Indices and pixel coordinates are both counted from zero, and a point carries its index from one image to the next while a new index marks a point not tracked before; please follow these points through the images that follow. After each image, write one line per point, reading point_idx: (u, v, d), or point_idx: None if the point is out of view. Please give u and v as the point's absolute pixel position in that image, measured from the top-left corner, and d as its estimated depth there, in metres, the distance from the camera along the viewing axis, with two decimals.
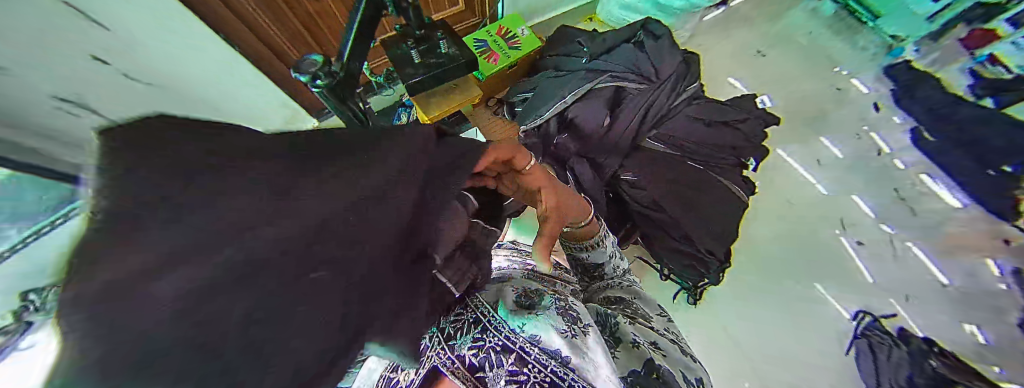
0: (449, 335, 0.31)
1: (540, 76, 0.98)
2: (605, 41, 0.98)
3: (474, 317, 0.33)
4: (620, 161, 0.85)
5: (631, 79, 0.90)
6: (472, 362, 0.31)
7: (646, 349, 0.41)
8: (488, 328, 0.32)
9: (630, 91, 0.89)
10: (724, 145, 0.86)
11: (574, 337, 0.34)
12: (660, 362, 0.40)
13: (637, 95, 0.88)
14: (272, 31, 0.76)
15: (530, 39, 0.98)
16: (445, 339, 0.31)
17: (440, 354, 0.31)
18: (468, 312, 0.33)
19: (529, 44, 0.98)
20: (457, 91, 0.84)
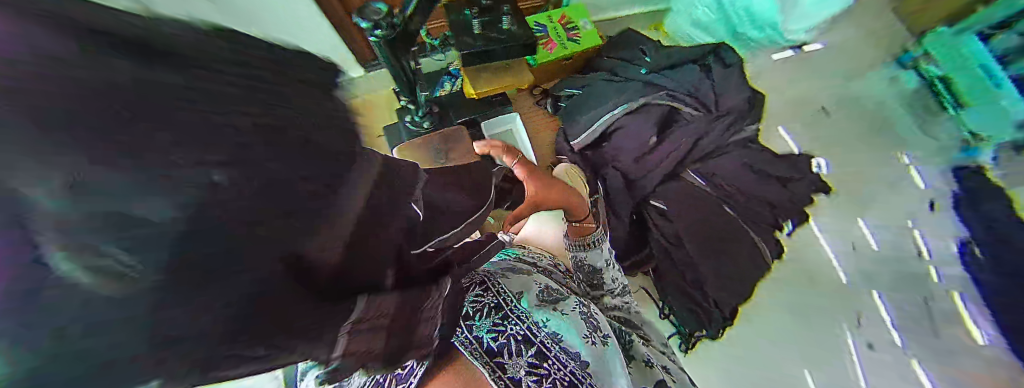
0: (469, 311, 0.30)
1: (595, 76, 0.91)
2: (671, 54, 0.89)
3: (489, 299, 0.32)
4: (658, 186, 0.81)
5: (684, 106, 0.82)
6: (495, 347, 0.29)
7: (655, 369, 0.45)
8: (507, 314, 0.32)
9: (687, 113, 0.82)
10: (785, 196, 0.71)
11: (599, 345, 0.35)
12: (666, 380, 0.45)
13: (694, 120, 0.81)
14: None
15: (591, 34, 0.92)
16: (464, 319, 0.29)
17: (460, 333, 0.28)
18: (484, 293, 0.32)
19: (587, 41, 0.92)
20: (508, 73, 0.81)
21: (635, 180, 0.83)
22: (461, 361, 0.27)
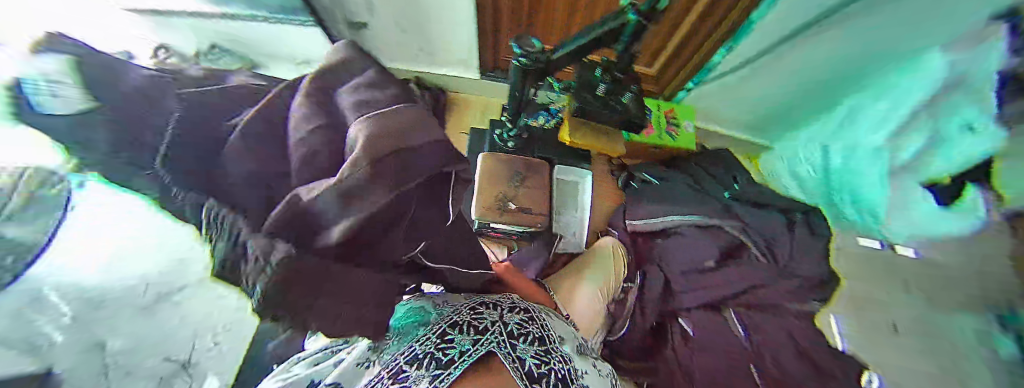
0: (517, 332, 0.42)
1: (681, 175, 0.86)
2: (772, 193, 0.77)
3: (534, 331, 0.44)
4: (698, 312, 0.72)
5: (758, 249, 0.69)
6: (527, 364, 0.37)
7: None
8: (548, 348, 0.42)
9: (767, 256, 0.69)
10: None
11: None
12: None
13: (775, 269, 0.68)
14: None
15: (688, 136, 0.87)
16: (510, 335, 0.41)
17: (506, 343, 0.39)
18: (530, 326, 0.45)
19: (683, 140, 0.87)
20: (604, 137, 0.83)
21: (674, 291, 0.76)
22: (498, 360, 0.37)
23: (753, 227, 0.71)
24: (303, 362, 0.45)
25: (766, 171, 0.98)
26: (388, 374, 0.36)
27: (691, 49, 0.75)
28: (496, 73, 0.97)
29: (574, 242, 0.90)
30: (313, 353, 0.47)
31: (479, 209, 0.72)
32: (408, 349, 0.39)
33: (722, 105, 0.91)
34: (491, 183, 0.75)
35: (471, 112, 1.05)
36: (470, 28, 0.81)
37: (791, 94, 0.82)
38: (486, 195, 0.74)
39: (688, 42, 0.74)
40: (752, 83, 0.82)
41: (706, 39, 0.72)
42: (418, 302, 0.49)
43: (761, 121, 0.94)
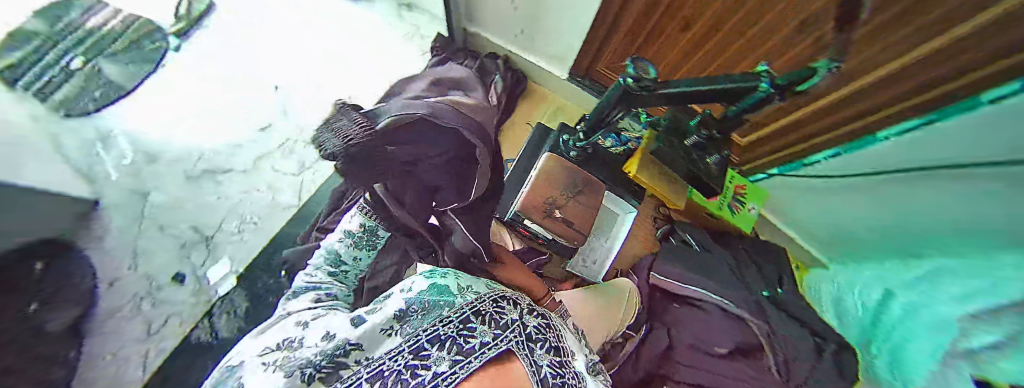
0: (535, 336, 0.39)
1: (721, 254, 0.82)
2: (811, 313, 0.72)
3: (550, 339, 0.40)
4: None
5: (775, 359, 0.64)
6: (544, 373, 0.34)
7: None
8: (563, 361, 0.38)
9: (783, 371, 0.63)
10: None
11: None
12: None
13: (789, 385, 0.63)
14: (642, 21, 0.67)
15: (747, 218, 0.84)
16: (528, 338, 0.38)
17: (524, 345, 0.36)
18: (546, 333, 0.41)
19: (742, 219, 0.84)
20: (670, 186, 0.80)
21: (670, 359, 0.74)
22: (517, 364, 0.34)
23: (777, 338, 0.66)
24: (341, 247, 0.54)
25: (810, 285, 0.92)
26: (409, 348, 0.33)
27: (795, 137, 0.68)
28: (580, 79, 0.93)
29: (593, 270, 0.89)
30: (336, 253, 0.54)
31: (525, 203, 0.72)
32: (429, 327, 0.36)
33: (795, 204, 0.84)
34: (548, 185, 0.74)
35: (544, 106, 1.03)
36: (580, 38, 0.79)
37: (863, 227, 0.72)
38: (536, 194, 0.74)
39: (797, 129, 0.66)
40: (834, 198, 0.73)
41: (818, 134, 0.63)
42: (440, 282, 0.45)
43: (823, 239, 0.84)
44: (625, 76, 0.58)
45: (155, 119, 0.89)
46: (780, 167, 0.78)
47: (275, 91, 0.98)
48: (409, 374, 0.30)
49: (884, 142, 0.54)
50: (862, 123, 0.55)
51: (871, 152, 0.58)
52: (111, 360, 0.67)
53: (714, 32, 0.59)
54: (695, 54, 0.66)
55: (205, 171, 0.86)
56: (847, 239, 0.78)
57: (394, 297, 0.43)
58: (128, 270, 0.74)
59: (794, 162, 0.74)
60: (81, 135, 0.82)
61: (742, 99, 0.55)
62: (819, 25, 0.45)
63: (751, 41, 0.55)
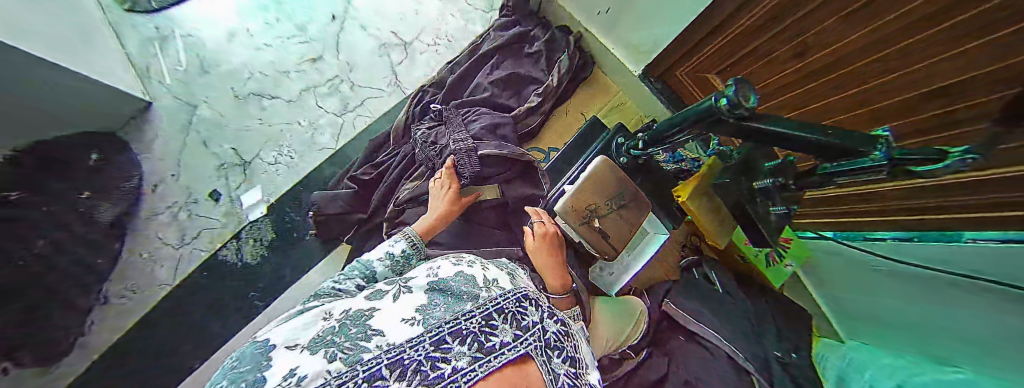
0: (553, 343, 0.37)
1: (745, 301, 0.78)
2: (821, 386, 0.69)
3: (567, 348, 0.39)
4: None
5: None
6: (561, 382, 0.34)
7: None
8: (578, 375, 0.37)
9: None
10: None
11: None
12: None
13: None
14: (734, 42, 0.58)
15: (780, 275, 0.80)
16: (546, 344, 0.36)
17: (542, 351, 0.35)
18: (564, 341, 0.39)
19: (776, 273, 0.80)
20: (715, 222, 0.75)
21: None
22: (534, 369, 0.33)
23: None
24: (377, 269, 0.49)
25: (819, 358, 0.76)
26: (430, 339, 0.31)
27: (869, 204, 0.55)
28: (654, 80, 0.81)
29: (608, 280, 0.88)
30: (368, 269, 0.49)
31: (566, 206, 0.72)
32: (452, 319, 0.34)
33: (837, 269, 0.71)
34: (592, 190, 0.73)
35: (604, 99, 0.95)
36: (676, 32, 0.67)
37: (911, 314, 0.57)
38: (580, 197, 0.73)
39: (879, 199, 0.53)
40: (888, 279, 0.60)
41: (899, 211, 0.51)
42: (466, 272, 0.43)
43: (855, 313, 0.70)
44: (722, 96, 0.47)
45: (213, 27, 0.87)
46: (834, 231, 0.67)
47: (330, 20, 0.92)
48: (429, 366, 0.28)
49: (962, 246, 0.44)
50: (942, 218, 0.45)
51: (949, 251, 0.46)
52: (149, 257, 0.71)
53: (833, 69, 0.45)
54: (793, 87, 0.54)
55: (250, 93, 0.84)
56: (875, 318, 0.65)
57: (422, 281, 0.41)
58: (171, 178, 0.76)
59: (852, 232, 0.62)
60: (140, 31, 0.83)
61: (841, 161, 0.45)
62: (952, 103, 0.34)
63: (857, 95, 0.44)
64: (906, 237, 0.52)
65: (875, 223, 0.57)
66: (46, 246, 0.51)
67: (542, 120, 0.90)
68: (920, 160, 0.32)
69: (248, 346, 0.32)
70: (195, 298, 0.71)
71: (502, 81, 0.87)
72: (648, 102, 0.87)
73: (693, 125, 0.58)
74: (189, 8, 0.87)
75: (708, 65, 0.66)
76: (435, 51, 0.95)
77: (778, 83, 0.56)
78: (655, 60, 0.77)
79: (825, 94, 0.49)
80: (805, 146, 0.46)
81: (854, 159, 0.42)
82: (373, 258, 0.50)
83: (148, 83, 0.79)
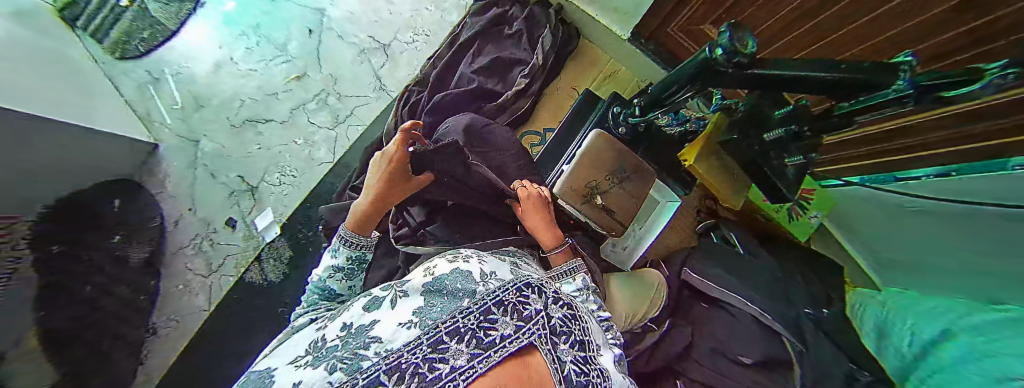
0: (559, 330, 0.36)
1: (768, 261, 0.74)
2: None
3: (574, 332, 0.37)
4: None
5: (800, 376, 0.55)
6: (567, 370, 0.30)
7: None
8: (587, 357, 0.35)
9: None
10: None
11: None
12: None
13: None
14: None
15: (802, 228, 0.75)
16: (550, 331, 0.35)
17: (546, 339, 0.33)
18: (570, 325, 0.38)
19: (801, 227, 0.76)
20: (728, 183, 0.70)
21: (688, 356, 0.66)
22: (539, 359, 0.30)
23: (810, 358, 0.56)
24: (334, 285, 0.51)
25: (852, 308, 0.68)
26: (427, 341, 0.30)
27: (901, 139, 0.48)
28: (645, 41, 0.75)
29: (621, 256, 0.86)
30: (325, 289, 0.51)
31: (565, 188, 0.69)
32: (449, 318, 0.33)
33: (873, 218, 0.64)
34: (592, 168, 0.71)
35: (594, 70, 0.91)
36: None
37: (967, 254, 0.49)
38: (580, 176, 0.70)
39: (913, 132, 0.46)
40: (935, 220, 0.52)
41: (936, 144, 0.44)
42: (462, 268, 0.43)
43: (902, 260, 0.62)
44: (715, 46, 0.42)
45: (200, 61, 0.90)
46: (862, 176, 0.60)
47: (308, 35, 0.92)
48: (427, 367, 0.26)
49: (1011, 175, 0.37)
50: (977, 142, 0.39)
51: (994, 183, 0.40)
52: (184, 289, 0.77)
53: (831, 2, 0.41)
54: (800, 23, 0.47)
55: (246, 120, 0.87)
56: (921, 263, 0.59)
57: (418, 282, 0.41)
58: (188, 212, 0.81)
59: (885, 174, 0.55)
60: (133, 78, 0.87)
61: (859, 98, 0.40)
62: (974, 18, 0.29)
63: (872, 21, 0.38)
64: (944, 173, 0.46)
65: (909, 160, 0.50)
66: (89, 284, 0.56)
67: (533, 102, 0.87)
68: (945, 88, 0.28)
69: (249, 374, 0.32)
70: (230, 318, 0.77)
71: (484, 69, 0.84)
72: (641, 66, 0.82)
73: (692, 80, 0.53)
74: (174, 46, 0.90)
75: (699, 16, 0.60)
76: (415, 48, 0.93)
77: (782, 23, 0.50)
78: (641, 19, 0.71)
79: (836, 25, 0.43)
80: (815, 87, 0.41)
81: (876, 93, 0.37)
82: (322, 276, 0.51)
83: (151, 126, 0.84)
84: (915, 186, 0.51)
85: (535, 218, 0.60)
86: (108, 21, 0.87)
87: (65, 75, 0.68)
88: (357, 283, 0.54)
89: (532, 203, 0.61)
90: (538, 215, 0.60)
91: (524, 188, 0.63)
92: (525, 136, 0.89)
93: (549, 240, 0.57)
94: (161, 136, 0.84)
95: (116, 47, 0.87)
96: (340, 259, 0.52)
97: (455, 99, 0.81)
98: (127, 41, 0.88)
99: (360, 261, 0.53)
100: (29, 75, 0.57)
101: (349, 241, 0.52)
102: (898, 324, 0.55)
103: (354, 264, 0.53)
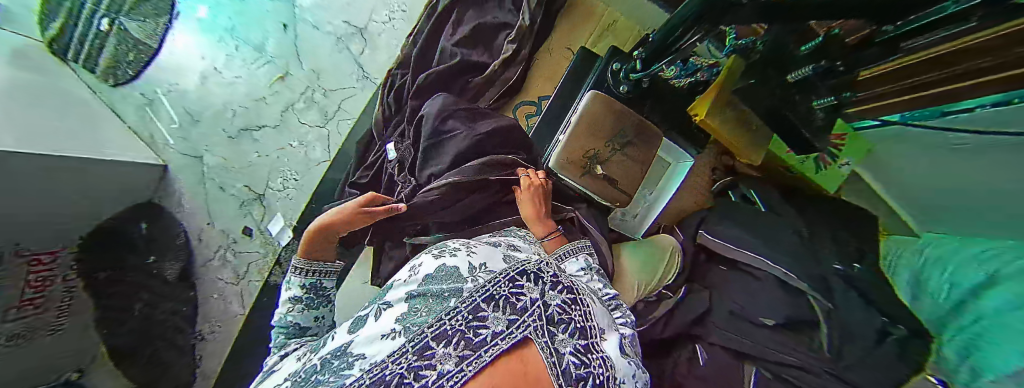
0: (556, 318, 0.34)
1: (793, 218, 0.67)
2: None
3: (574, 320, 0.36)
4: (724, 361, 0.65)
5: (827, 341, 0.50)
6: (566, 363, 0.30)
7: None
8: (589, 345, 0.34)
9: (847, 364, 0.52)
10: None
11: None
12: None
13: None
14: None
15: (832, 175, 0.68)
16: (548, 321, 0.33)
17: (543, 332, 0.32)
18: (571, 312, 0.37)
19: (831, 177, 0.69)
20: (746, 136, 0.63)
21: (707, 322, 0.64)
22: (534, 350, 0.30)
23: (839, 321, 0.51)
24: (297, 318, 0.46)
25: (889, 259, 0.59)
26: (412, 348, 0.29)
27: (942, 69, 0.38)
28: None
29: (632, 224, 0.83)
30: (290, 325, 0.45)
31: (561, 160, 0.64)
32: (435, 322, 0.31)
33: (923, 161, 0.54)
34: (589, 136, 0.65)
35: (591, 22, 0.81)
36: None
37: (1011, 201, 0.41)
38: (580, 145, 0.65)
39: (956, 57, 0.35)
40: (974, 159, 0.45)
41: (968, 76, 0.35)
42: (448, 264, 0.42)
43: (943, 205, 0.53)
44: None
45: (188, 77, 0.91)
46: (901, 114, 0.49)
47: (283, 30, 0.89)
48: (412, 377, 0.26)
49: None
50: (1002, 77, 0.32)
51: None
52: (219, 297, 0.84)
53: None
54: None
55: (241, 130, 0.89)
56: (950, 213, 0.52)
57: (399, 291, 0.41)
58: (209, 227, 0.87)
59: (926, 110, 0.45)
60: (131, 102, 0.90)
61: (910, 18, 0.31)
62: None
63: None
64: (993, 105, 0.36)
65: (938, 94, 0.41)
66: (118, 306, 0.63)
67: (524, 69, 0.80)
68: None
69: None
70: (264, 315, 0.84)
71: (466, 38, 0.77)
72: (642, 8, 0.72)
73: (698, 20, 0.45)
74: (160, 64, 0.92)
75: None
76: (393, 26, 0.89)
77: None
78: None
79: None
80: (843, 11, 0.32)
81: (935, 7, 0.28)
82: (284, 312, 0.46)
83: (156, 147, 0.88)
84: (953, 122, 0.43)
85: (535, 208, 0.60)
86: (95, 49, 0.89)
87: (68, 110, 0.73)
88: (323, 314, 0.50)
89: (533, 193, 0.61)
90: (536, 205, 0.60)
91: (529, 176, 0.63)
92: (521, 107, 0.83)
93: (539, 232, 0.58)
94: (166, 156, 0.88)
95: (108, 73, 0.90)
96: (297, 290, 0.48)
97: (439, 78, 0.76)
98: (117, 66, 0.90)
99: (318, 288, 0.50)
100: (48, 121, 0.63)
101: (302, 269, 0.50)
102: (933, 275, 0.49)
103: (313, 292, 0.49)
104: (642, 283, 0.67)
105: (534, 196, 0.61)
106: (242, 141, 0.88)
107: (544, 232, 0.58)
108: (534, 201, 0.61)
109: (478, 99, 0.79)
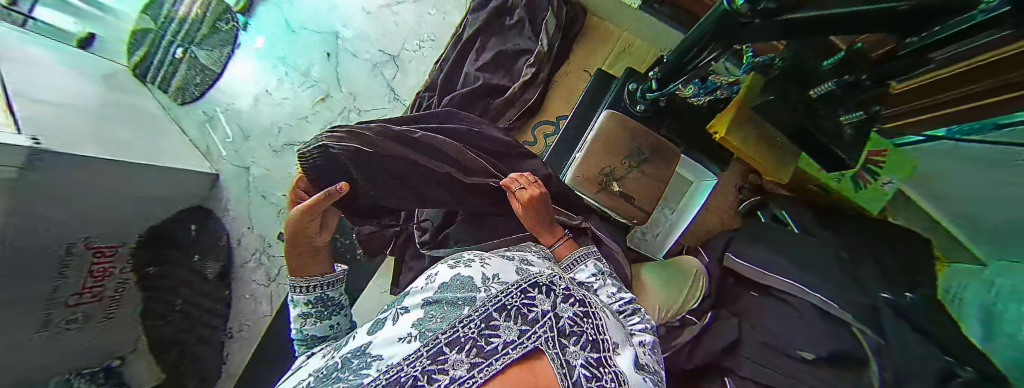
0: (568, 331, 0.34)
1: (831, 241, 0.62)
2: None
3: (586, 332, 0.35)
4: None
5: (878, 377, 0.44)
6: (578, 375, 0.29)
7: None
8: (601, 358, 0.32)
9: None
10: None
11: None
12: None
13: None
14: None
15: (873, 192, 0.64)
16: (559, 333, 0.33)
17: (554, 343, 0.31)
18: (583, 324, 0.36)
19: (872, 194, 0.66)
20: (771, 154, 0.61)
21: (738, 351, 0.59)
22: (545, 363, 0.29)
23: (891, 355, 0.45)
24: (312, 331, 0.47)
25: None
26: (426, 353, 0.29)
27: (985, 79, 0.35)
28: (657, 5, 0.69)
29: (653, 244, 0.81)
30: (308, 338, 0.47)
31: (576, 177, 0.66)
32: (449, 329, 0.32)
33: None
34: (604, 152, 0.66)
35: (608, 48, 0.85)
36: None
37: None
38: (594, 161, 0.66)
39: (995, 69, 0.33)
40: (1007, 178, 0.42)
41: (1011, 87, 0.32)
42: (463, 274, 0.42)
43: None
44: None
45: (244, 98, 1.02)
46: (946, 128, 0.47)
47: (327, 57, 1.00)
48: (426, 379, 0.26)
49: None
50: None
51: None
52: (250, 298, 0.89)
53: None
54: None
55: (284, 145, 0.98)
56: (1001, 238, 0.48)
57: (416, 298, 0.41)
58: (248, 231, 0.93)
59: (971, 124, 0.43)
60: (193, 118, 1.02)
61: (933, 29, 0.31)
62: None
63: None
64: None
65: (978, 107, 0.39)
66: None
67: (542, 91, 0.84)
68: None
69: None
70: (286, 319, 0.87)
71: (488, 63, 0.83)
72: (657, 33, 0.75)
73: (714, 37, 0.45)
74: (220, 86, 1.05)
75: None
76: (422, 54, 0.98)
77: None
78: None
79: None
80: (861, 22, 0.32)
81: (962, 16, 0.27)
82: (301, 326, 0.48)
83: (211, 158, 0.98)
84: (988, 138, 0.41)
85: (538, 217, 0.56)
86: (169, 73, 1.03)
87: (146, 127, 0.85)
88: (341, 319, 0.50)
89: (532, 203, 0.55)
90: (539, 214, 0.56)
91: (522, 190, 0.56)
92: (540, 126, 0.86)
93: (548, 237, 0.57)
94: (218, 166, 0.98)
95: (178, 94, 1.03)
96: (299, 309, 0.49)
97: (463, 99, 0.81)
98: (185, 90, 1.04)
99: (325, 300, 0.50)
100: (128, 137, 0.74)
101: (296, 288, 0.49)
102: None
103: (321, 304, 0.49)
104: (666, 306, 0.63)
105: (532, 206, 0.56)
106: (283, 155, 0.97)
107: (555, 241, 0.57)
108: (536, 210, 0.56)
109: (499, 119, 0.83)
